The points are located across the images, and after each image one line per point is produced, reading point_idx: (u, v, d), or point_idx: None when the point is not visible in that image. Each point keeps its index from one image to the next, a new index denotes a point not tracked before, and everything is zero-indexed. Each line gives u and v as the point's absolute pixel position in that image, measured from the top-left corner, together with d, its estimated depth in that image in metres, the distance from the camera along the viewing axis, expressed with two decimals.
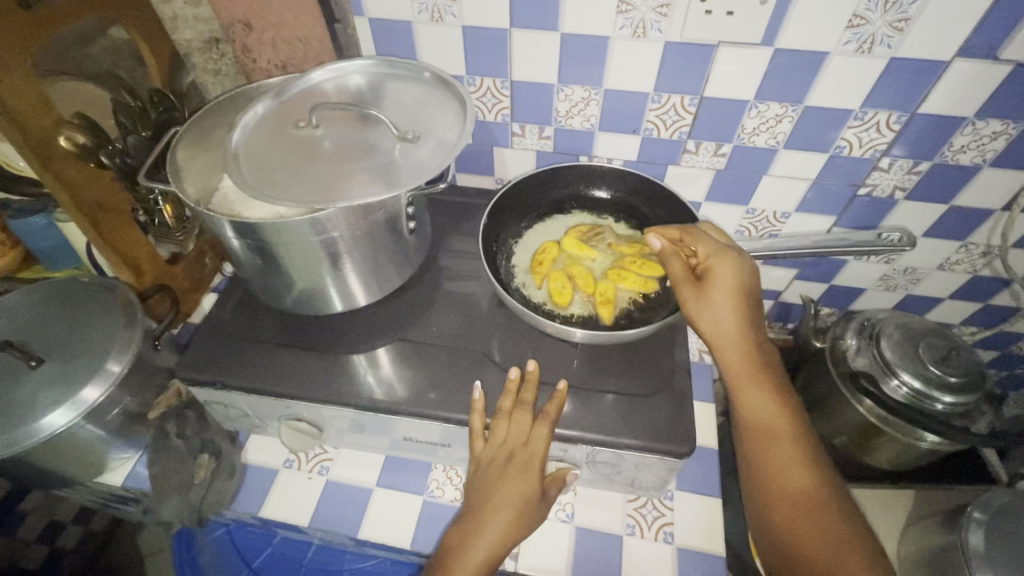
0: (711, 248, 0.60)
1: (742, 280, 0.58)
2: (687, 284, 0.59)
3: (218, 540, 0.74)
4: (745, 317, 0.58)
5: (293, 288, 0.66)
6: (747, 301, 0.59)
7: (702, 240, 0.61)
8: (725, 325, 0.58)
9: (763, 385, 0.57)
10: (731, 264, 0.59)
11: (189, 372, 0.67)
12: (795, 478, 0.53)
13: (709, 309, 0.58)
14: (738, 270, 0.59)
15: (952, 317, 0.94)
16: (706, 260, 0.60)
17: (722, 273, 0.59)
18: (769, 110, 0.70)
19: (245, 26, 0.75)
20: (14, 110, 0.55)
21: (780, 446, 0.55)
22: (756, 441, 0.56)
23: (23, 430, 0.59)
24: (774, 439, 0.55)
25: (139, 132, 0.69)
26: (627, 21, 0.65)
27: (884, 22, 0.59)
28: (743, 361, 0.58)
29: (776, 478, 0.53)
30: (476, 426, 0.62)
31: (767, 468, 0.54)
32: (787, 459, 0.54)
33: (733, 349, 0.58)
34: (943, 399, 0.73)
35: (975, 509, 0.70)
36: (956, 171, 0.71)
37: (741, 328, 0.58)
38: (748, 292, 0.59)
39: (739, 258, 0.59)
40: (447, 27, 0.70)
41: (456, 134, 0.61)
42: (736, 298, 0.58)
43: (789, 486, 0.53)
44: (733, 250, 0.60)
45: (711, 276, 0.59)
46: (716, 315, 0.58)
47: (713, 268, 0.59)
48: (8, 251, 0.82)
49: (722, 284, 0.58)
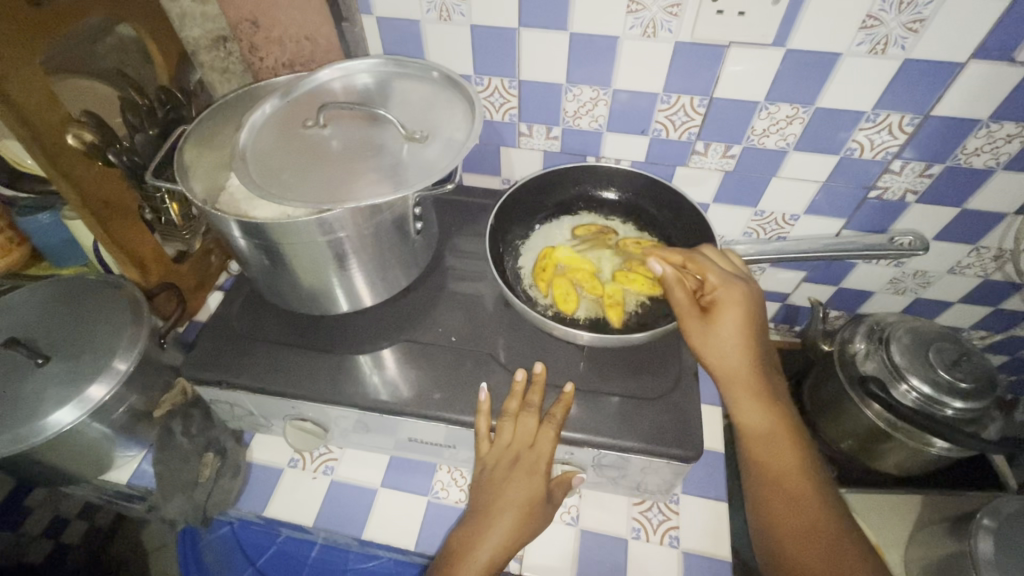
0: (718, 277, 0.59)
1: (749, 310, 0.58)
2: (692, 314, 0.58)
3: (223, 538, 0.75)
4: (753, 346, 0.58)
5: (300, 287, 0.66)
6: (754, 329, 0.58)
7: (710, 268, 0.60)
8: (731, 356, 0.57)
9: (768, 411, 0.57)
10: (738, 293, 0.58)
11: (196, 370, 0.67)
12: (802, 505, 0.53)
13: (716, 341, 0.58)
14: (743, 300, 0.58)
15: (961, 321, 0.93)
16: (713, 289, 0.59)
17: (729, 304, 0.58)
18: (780, 111, 0.69)
19: (253, 24, 0.74)
20: (23, 107, 0.55)
21: (786, 475, 0.55)
22: (762, 470, 0.56)
23: (29, 427, 0.60)
24: (782, 467, 0.55)
25: (147, 129, 0.70)
26: (637, 21, 0.64)
27: (898, 23, 0.58)
28: (751, 389, 0.57)
29: (782, 505, 0.54)
30: (481, 428, 0.62)
31: (774, 496, 0.55)
32: (794, 488, 0.54)
33: (740, 381, 0.57)
34: (953, 405, 0.73)
35: (985, 515, 0.70)
36: (968, 174, 0.70)
37: (748, 358, 0.57)
38: (754, 322, 0.58)
39: (745, 286, 0.59)
40: (455, 27, 0.70)
41: (465, 134, 0.61)
42: (742, 328, 0.58)
43: (789, 503, 0.54)
44: (739, 279, 0.60)
45: (717, 305, 0.58)
46: (721, 346, 0.58)
47: (718, 298, 0.59)
48: (14, 249, 0.82)
49: (728, 314, 0.58)
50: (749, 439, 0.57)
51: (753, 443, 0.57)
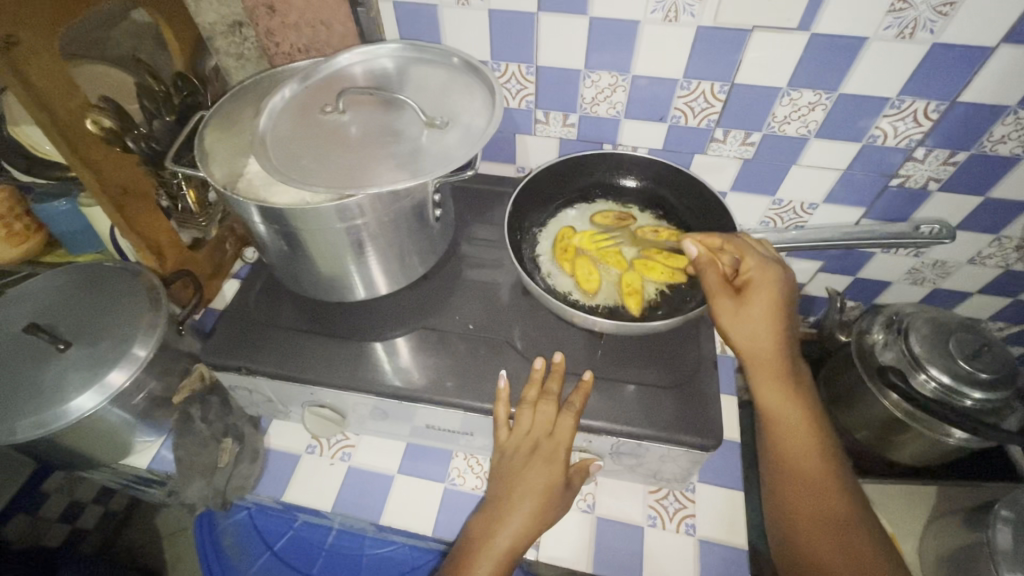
0: (755, 260, 0.59)
1: (782, 295, 0.58)
2: (725, 294, 0.58)
3: (240, 522, 0.76)
4: (783, 332, 0.57)
5: (318, 274, 0.66)
6: (785, 314, 0.58)
7: (749, 251, 0.59)
8: (760, 340, 0.57)
9: (793, 398, 0.57)
10: (772, 278, 0.58)
11: (215, 357, 0.67)
12: (823, 498, 0.54)
13: (745, 321, 0.57)
14: (777, 284, 0.58)
15: (979, 312, 0.92)
16: (748, 271, 0.58)
17: (762, 287, 0.58)
18: (802, 98, 0.68)
19: (269, 9, 0.73)
20: (43, 94, 0.55)
21: (802, 456, 0.56)
22: (778, 446, 0.57)
23: (52, 412, 0.60)
24: (804, 455, 0.56)
25: (164, 115, 0.69)
26: (659, 5, 0.63)
27: (927, 7, 0.57)
28: (775, 375, 0.57)
29: (795, 482, 0.55)
30: (500, 415, 0.62)
31: (797, 488, 0.55)
32: (814, 477, 0.55)
33: (767, 365, 0.57)
34: (972, 395, 0.72)
35: (1003, 506, 0.69)
36: (995, 161, 0.69)
37: (777, 344, 0.57)
38: (785, 308, 0.58)
39: (780, 272, 0.59)
40: (473, 11, 0.69)
41: (485, 120, 0.60)
42: (773, 313, 0.57)
43: (801, 480, 0.55)
44: (774, 263, 0.59)
45: (750, 288, 0.58)
46: (753, 329, 0.57)
47: (753, 281, 0.58)
48: (32, 236, 0.83)
49: (762, 296, 0.57)
50: (775, 428, 0.58)
51: (772, 422, 0.58)
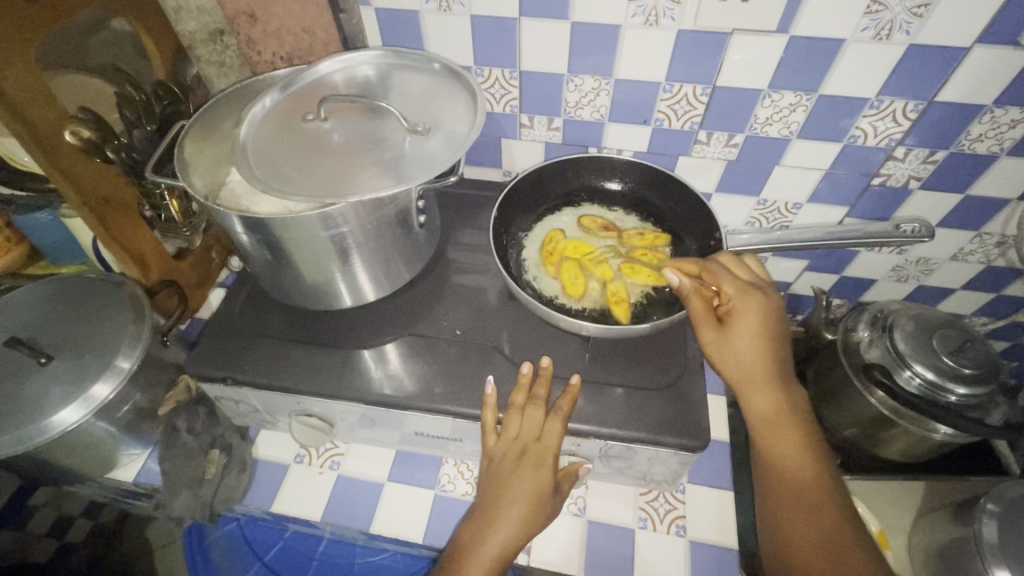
0: (734, 286, 0.59)
1: (766, 318, 0.58)
2: (708, 323, 0.59)
3: (229, 534, 0.75)
4: (770, 353, 0.58)
5: (303, 282, 0.65)
6: (772, 337, 0.58)
7: (725, 277, 0.60)
8: (746, 364, 0.58)
9: (784, 417, 0.58)
10: (754, 303, 0.58)
11: (201, 367, 0.66)
12: (819, 513, 0.54)
13: (729, 347, 0.58)
14: (759, 309, 0.58)
15: (962, 308, 0.93)
16: (729, 299, 0.59)
17: (744, 312, 0.58)
18: (783, 99, 0.69)
19: (250, 17, 0.73)
20: (18, 103, 0.54)
21: (794, 471, 0.56)
22: (770, 461, 0.58)
23: (34, 427, 0.59)
24: (796, 470, 0.56)
25: (145, 125, 0.68)
26: (640, 9, 0.63)
27: (902, 8, 0.58)
28: (765, 394, 0.58)
29: (787, 497, 0.56)
30: (488, 419, 0.62)
31: (790, 504, 0.55)
32: (807, 492, 0.55)
33: (756, 387, 0.58)
34: (957, 391, 0.73)
35: (988, 500, 0.70)
36: (973, 159, 0.70)
37: (764, 365, 0.58)
38: (771, 331, 0.58)
39: (761, 296, 0.59)
40: (455, 17, 0.69)
41: (467, 127, 0.60)
42: (758, 337, 0.58)
43: (795, 495, 0.55)
44: (756, 288, 0.60)
45: (733, 314, 0.59)
46: (738, 355, 0.58)
47: (735, 308, 0.59)
48: (14, 248, 0.82)
49: (744, 323, 0.58)
50: (766, 444, 0.58)
51: (763, 437, 0.58)
